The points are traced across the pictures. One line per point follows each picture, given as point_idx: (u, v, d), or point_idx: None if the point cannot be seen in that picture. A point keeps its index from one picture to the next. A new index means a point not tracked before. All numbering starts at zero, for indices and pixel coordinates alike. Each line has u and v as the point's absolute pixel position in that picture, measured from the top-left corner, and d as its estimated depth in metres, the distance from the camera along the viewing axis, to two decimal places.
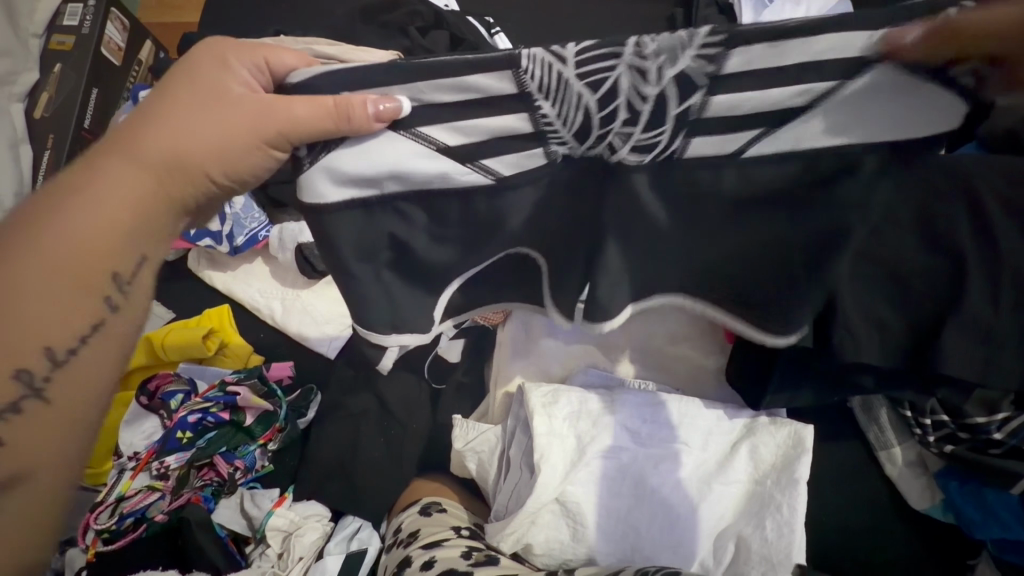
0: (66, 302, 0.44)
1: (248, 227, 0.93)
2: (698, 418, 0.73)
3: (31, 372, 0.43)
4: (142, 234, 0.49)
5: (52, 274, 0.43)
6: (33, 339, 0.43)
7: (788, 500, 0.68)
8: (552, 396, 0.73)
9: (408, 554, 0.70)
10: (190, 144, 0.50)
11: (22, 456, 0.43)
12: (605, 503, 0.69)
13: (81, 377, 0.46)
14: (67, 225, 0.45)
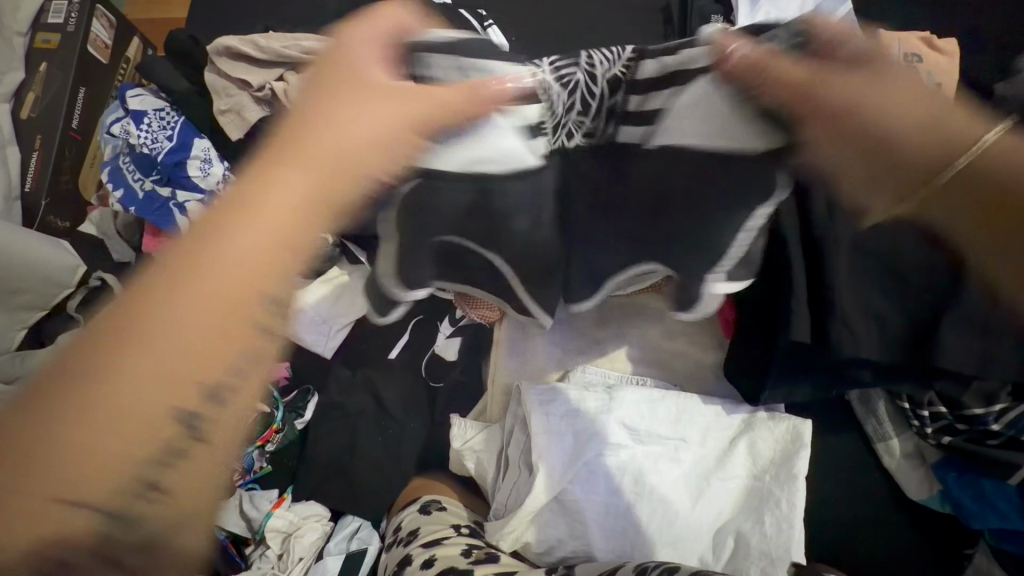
0: (219, 334, 0.38)
1: None
2: (697, 414, 0.73)
3: (189, 410, 0.37)
4: (305, 250, 0.42)
5: (208, 299, 0.38)
6: (193, 377, 0.37)
7: (786, 494, 0.68)
8: (551, 394, 0.72)
9: (408, 553, 0.70)
10: (350, 142, 0.44)
11: (177, 504, 0.36)
12: (604, 502, 0.68)
13: (236, 405, 0.39)
14: (220, 246, 0.38)
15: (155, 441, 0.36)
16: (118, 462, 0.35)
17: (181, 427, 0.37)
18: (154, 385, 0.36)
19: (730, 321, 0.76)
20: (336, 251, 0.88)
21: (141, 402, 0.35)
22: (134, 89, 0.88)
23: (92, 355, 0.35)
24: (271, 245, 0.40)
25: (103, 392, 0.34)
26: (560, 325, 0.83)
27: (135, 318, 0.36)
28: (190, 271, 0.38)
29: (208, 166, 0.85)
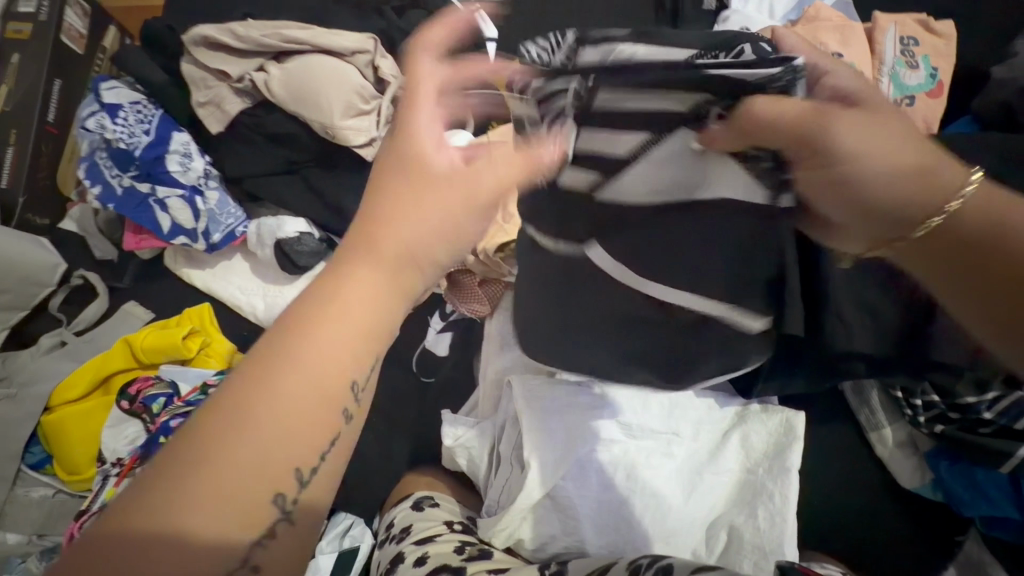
0: (308, 426, 0.37)
1: (224, 223, 0.88)
2: (689, 407, 0.72)
3: (284, 494, 0.36)
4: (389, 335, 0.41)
5: (299, 406, 0.36)
6: (284, 470, 0.36)
7: (779, 488, 0.67)
8: (542, 390, 0.72)
9: (401, 550, 0.69)
10: (427, 227, 0.43)
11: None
12: (596, 497, 0.68)
13: (321, 486, 0.38)
14: (309, 348, 0.37)
15: (246, 528, 0.35)
16: (225, 540, 0.34)
17: (274, 511, 0.36)
18: (256, 475, 0.35)
19: None
20: (322, 245, 0.89)
21: (219, 515, 0.33)
22: (108, 81, 0.85)
23: (208, 445, 0.34)
24: (354, 348, 0.38)
25: (221, 477, 0.33)
26: None
27: (233, 411, 0.35)
28: (285, 363, 0.36)
29: (188, 161, 0.85)
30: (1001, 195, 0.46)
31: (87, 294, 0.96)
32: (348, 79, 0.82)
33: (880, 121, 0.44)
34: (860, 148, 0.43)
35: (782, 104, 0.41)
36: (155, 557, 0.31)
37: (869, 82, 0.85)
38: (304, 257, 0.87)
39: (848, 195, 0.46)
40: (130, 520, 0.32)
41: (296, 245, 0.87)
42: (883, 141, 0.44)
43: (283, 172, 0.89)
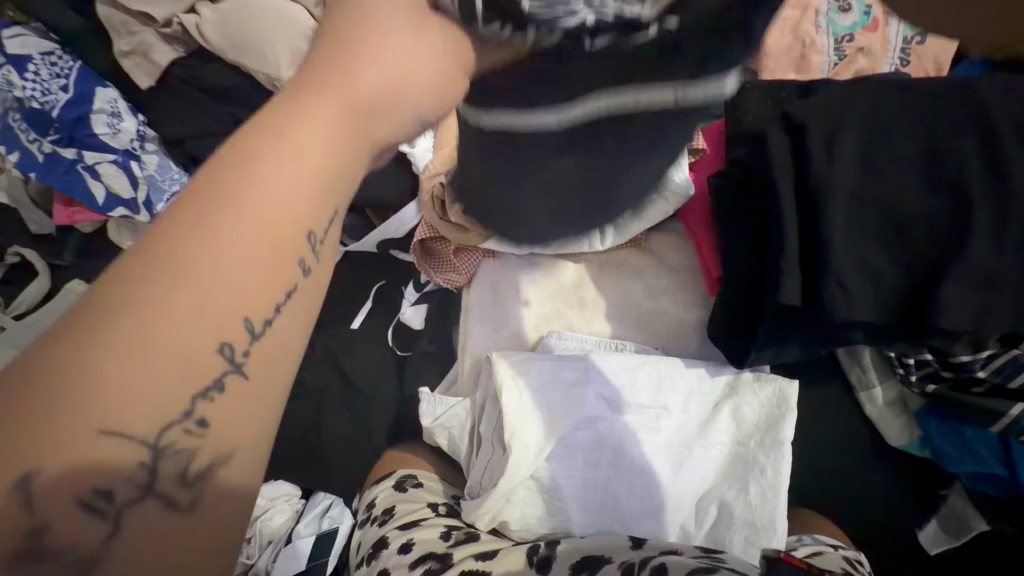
0: (258, 276, 0.32)
1: (167, 190, 0.78)
2: (677, 380, 0.69)
3: (232, 346, 0.32)
4: (342, 190, 0.35)
5: (231, 259, 0.31)
6: (234, 315, 0.32)
7: (772, 462, 0.65)
8: (522, 366, 0.67)
9: (384, 534, 0.65)
10: (370, 76, 0.34)
11: (219, 441, 0.32)
12: (583, 477, 0.65)
13: (282, 344, 0.34)
14: (242, 194, 0.31)
15: (187, 381, 0.30)
16: (139, 412, 0.29)
17: (222, 363, 0.32)
18: (195, 322, 0.30)
19: (713, 275, 0.73)
20: None
21: (120, 381, 0.28)
22: (8, 26, 0.73)
23: (124, 293, 0.29)
24: (298, 200, 0.33)
25: (154, 323, 0.29)
26: (539, 287, 0.78)
27: (164, 251, 0.30)
28: (230, 196, 0.31)
29: (117, 121, 0.75)
30: None
31: (26, 272, 0.88)
32: (292, 22, 0.71)
33: None
34: None
35: None
36: (70, 413, 0.27)
37: (880, 18, 0.77)
38: None
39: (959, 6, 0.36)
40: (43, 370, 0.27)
41: None
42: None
43: (230, 132, 0.79)
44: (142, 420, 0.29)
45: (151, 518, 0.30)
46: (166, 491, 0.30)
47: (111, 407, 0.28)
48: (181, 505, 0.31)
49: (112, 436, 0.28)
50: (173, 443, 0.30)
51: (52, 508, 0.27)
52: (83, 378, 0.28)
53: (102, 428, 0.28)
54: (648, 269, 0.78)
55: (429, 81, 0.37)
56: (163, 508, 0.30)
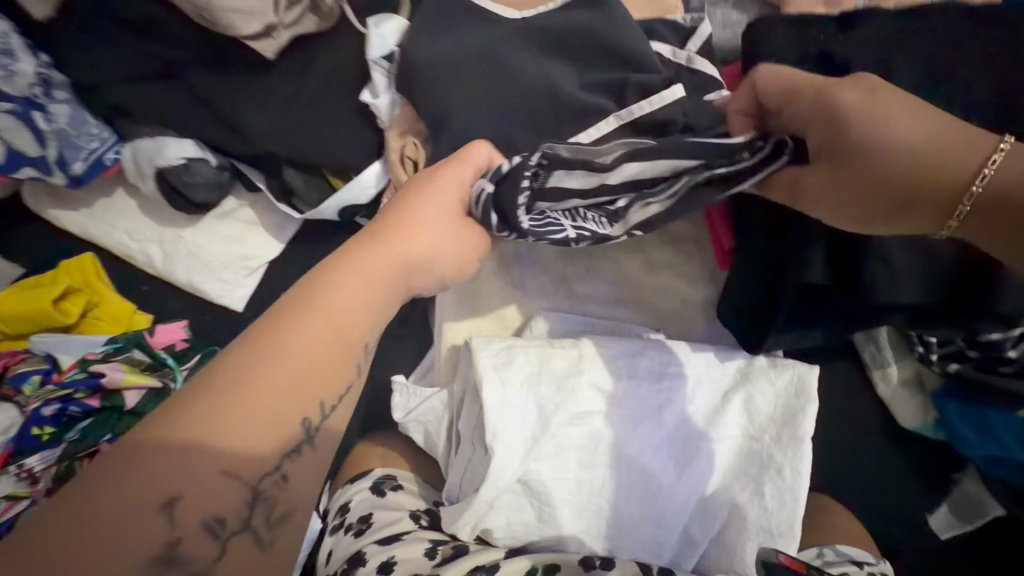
0: (326, 371, 0.43)
1: (84, 147, 0.67)
2: (682, 366, 0.60)
3: (309, 422, 0.43)
4: (383, 316, 0.49)
5: (314, 359, 0.43)
6: (311, 400, 0.42)
7: (790, 461, 0.57)
8: (506, 354, 0.58)
9: (361, 548, 0.57)
10: (426, 239, 0.50)
11: (299, 495, 0.42)
12: (575, 479, 0.57)
13: (337, 420, 0.45)
14: (321, 319, 0.44)
15: (279, 442, 0.41)
16: (255, 454, 0.39)
17: (302, 434, 0.42)
18: (287, 403, 0.41)
19: (724, 247, 0.63)
20: (223, 177, 0.70)
21: (236, 432, 0.39)
22: None
23: (243, 369, 0.40)
24: (359, 324, 0.46)
25: (261, 400, 0.40)
26: (527, 266, 0.69)
27: (270, 347, 0.42)
28: (315, 314, 0.44)
29: (10, 62, 0.62)
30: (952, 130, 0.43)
31: None
32: None
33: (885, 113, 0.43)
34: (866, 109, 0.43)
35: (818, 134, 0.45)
36: (209, 453, 0.37)
37: None
38: (202, 193, 0.69)
39: (847, 170, 0.44)
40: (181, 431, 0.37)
41: (189, 177, 0.68)
42: (838, 181, 0.44)
43: (157, 77, 0.65)
44: (254, 466, 0.39)
45: (243, 551, 0.39)
46: (256, 529, 0.40)
47: (233, 451, 0.38)
48: (263, 542, 0.40)
49: (229, 475, 0.38)
50: (265, 482, 0.40)
51: (183, 532, 0.36)
52: (210, 435, 0.38)
53: (223, 469, 0.38)
54: (648, 240, 0.69)
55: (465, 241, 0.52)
56: (249, 543, 0.39)
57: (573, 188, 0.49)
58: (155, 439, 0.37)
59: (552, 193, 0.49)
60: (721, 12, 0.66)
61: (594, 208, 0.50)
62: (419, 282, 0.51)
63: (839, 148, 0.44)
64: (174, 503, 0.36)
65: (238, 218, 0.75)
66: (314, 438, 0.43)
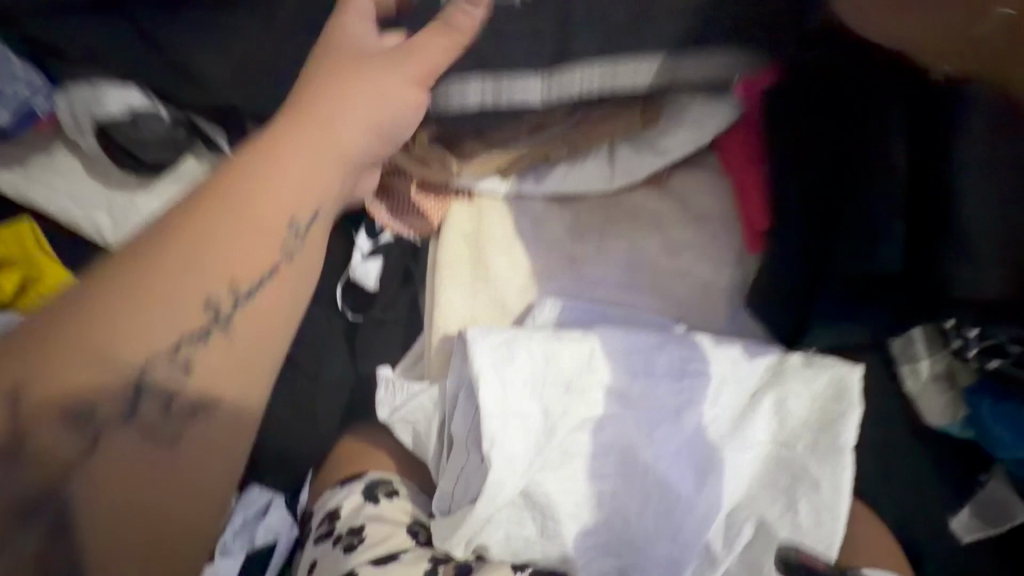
0: (240, 254, 0.46)
1: (11, 95, 0.57)
2: (706, 364, 0.53)
3: (216, 306, 0.45)
4: (313, 205, 0.49)
5: (240, 234, 0.46)
6: (222, 280, 0.45)
7: (828, 475, 0.51)
8: (507, 349, 0.50)
9: (353, 568, 0.52)
10: (341, 128, 0.49)
11: (209, 385, 0.45)
12: (583, 490, 0.50)
13: (256, 315, 0.47)
14: (241, 207, 0.46)
15: (183, 323, 0.44)
16: (133, 346, 0.42)
17: (206, 319, 0.45)
18: (193, 283, 0.44)
19: (757, 228, 0.55)
20: (181, 133, 0.60)
21: (114, 327, 0.42)
22: None
23: (142, 263, 0.43)
24: (289, 207, 0.48)
25: (150, 288, 0.43)
26: (531, 243, 0.62)
27: (188, 227, 0.45)
28: (230, 209, 0.46)
29: None
30: None
31: None
32: None
33: None
34: None
35: None
36: (113, 332, 0.42)
37: None
38: (155, 150, 0.59)
39: None
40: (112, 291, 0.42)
41: (139, 132, 0.58)
42: None
43: (103, 14, 0.56)
44: (136, 350, 0.42)
45: (176, 382, 0.44)
46: (173, 397, 0.44)
47: (117, 341, 0.42)
48: (167, 438, 0.44)
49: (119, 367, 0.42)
50: (153, 372, 0.43)
51: (106, 383, 0.42)
52: (113, 316, 0.42)
53: (136, 339, 0.42)
54: (668, 216, 0.61)
55: (386, 125, 0.51)
56: (183, 399, 0.44)
57: None
58: (95, 295, 0.42)
59: None
60: None
61: None
62: (341, 164, 0.50)
63: None
64: (94, 359, 0.41)
65: (195, 179, 0.64)
66: (222, 322, 0.45)
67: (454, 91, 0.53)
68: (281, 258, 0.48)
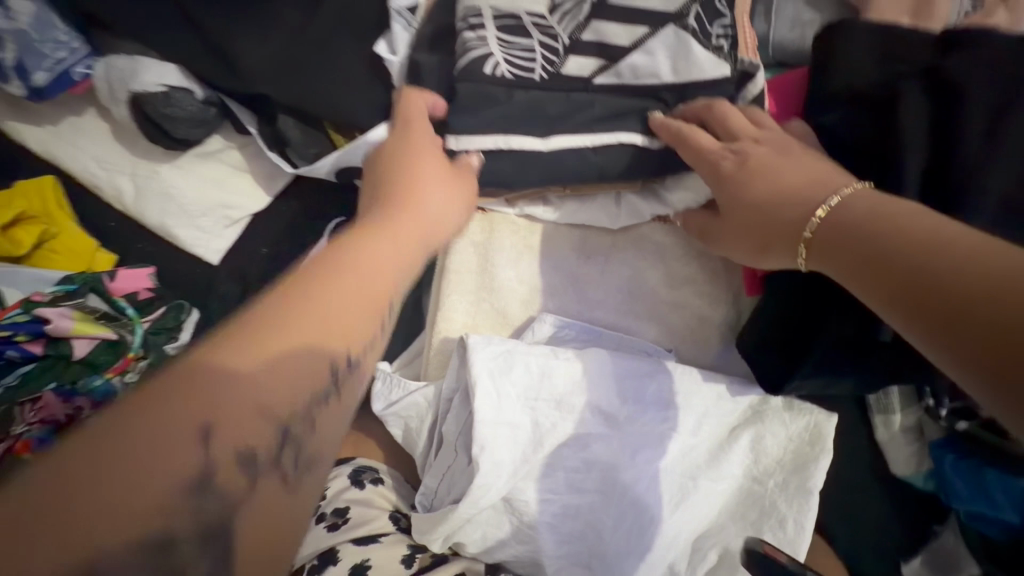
0: (358, 318, 0.39)
1: (48, 56, 0.58)
2: (693, 396, 0.56)
3: (338, 370, 0.37)
4: (406, 285, 0.45)
5: (352, 303, 0.39)
6: (341, 348, 0.37)
7: (795, 513, 0.54)
8: (505, 360, 0.53)
9: (334, 546, 0.55)
10: (428, 212, 0.50)
11: (323, 444, 0.36)
12: (563, 502, 0.53)
13: (360, 381, 0.39)
14: (354, 275, 0.40)
15: (309, 386, 0.35)
16: (274, 397, 0.33)
17: (331, 381, 0.36)
18: (317, 346, 0.36)
19: (757, 273, 0.57)
20: (210, 115, 0.61)
21: (261, 376, 0.33)
22: None
23: (267, 316, 0.35)
24: (391, 284, 0.43)
25: (293, 341, 0.35)
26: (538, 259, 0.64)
27: (298, 290, 0.37)
28: (349, 271, 0.40)
29: None
30: (947, 228, 0.37)
31: None
32: None
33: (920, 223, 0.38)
34: (875, 217, 0.41)
35: (857, 207, 0.42)
36: (232, 387, 0.32)
37: None
38: (184, 128, 0.61)
39: (846, 240, 0.41)
40: (223, 356, 0.32)
41: (169, 111, 0.59)
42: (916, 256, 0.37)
43: None
44: (252, 429, 0.32)
45: (270, 489, 0.33)
46: (284, 465, 0.34)
47: (268, 385, 0.33)
48: (290, 482, 0.34)
49: (259, 406, 0.33)
50: (296, 424, 0.34)
51: (217, 466, 0.30)
52: (238, 371, 0.32)
53: (258, 398, 0.33)
54: (672, 251, 0.63)
55: (455, 213, 0.52)
56: (277, 487, 0.33)
57: (554, 34, 0.54)
58: (208, 352, 0.32)
59: (539, 28, 0.54)
60: (792, 7, 0.64)
61: (577, 40, 0.54)
62: (425, 251, 0.48)
63: (880, 230, 0.40)
64: (211, 434, 0.30)
65: (223, 159, 0.67)
66: (341, 386, 0.37)
67: (468, 141, 0.53)
68: (384, 332, 0.41)
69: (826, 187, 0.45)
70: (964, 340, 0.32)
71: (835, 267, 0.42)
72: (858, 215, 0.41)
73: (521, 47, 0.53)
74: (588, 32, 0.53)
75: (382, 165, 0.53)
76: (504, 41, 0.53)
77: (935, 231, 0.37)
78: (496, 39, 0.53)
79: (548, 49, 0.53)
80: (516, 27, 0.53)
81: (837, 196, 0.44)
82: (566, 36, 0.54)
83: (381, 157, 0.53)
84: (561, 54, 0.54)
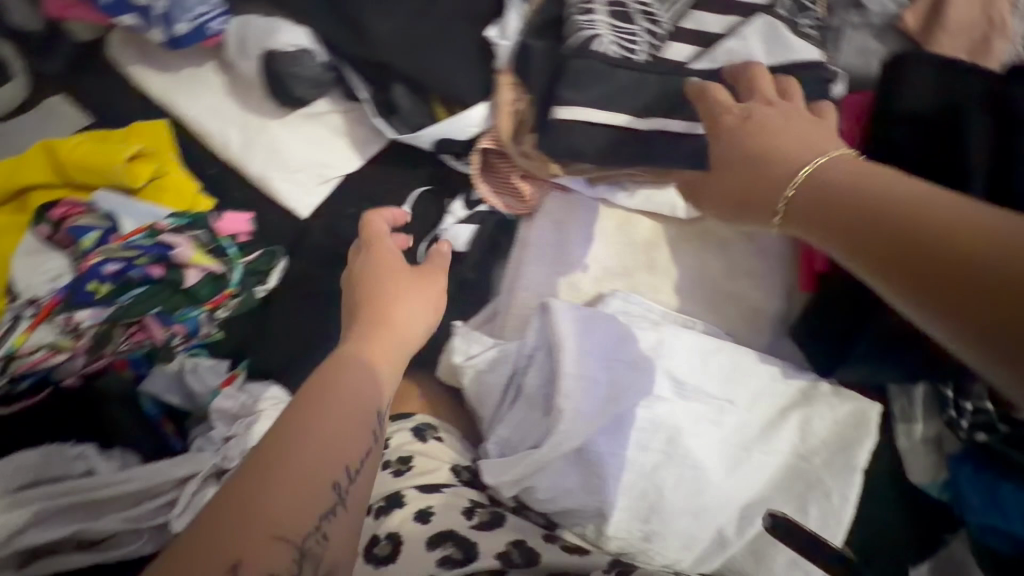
0: (346, 427, 0.45)
1: (190, 9, 0.63)
2: (751, 375, 0.61)
3: (340, 485, 0.44)
4: (387, 385, 0.51)
5: (339, 417, 0.45)
6: (339, 464, 0.44)
7: (840, 488, 0.59)
8: (589, 321, 0.59)
9: (400, 490, 0.58)
10: (405, 316, 0.56)
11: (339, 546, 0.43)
12: (628, 458, 0.57)
13: (362, 486, 0.46)
14: (340, 393, 0.47)
15: (318, 506, 0.42)
16: (290, 524, 0.40)
17: (337, 495, 0.43)
18: (318, 461, 0.42)
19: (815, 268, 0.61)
20: (327, 76, 0.67)
21: (273, 501, 0.39)
22: None
23: (277, 442, 0.42)
24: (371, 392, 0.49)
25: (290, 459, 0.41)
26: (612, 241, 0.69)
27: (291, 418, 0.44)
28: (332, 389, 0.46)
29: None
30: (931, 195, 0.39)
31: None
32: None
33: (907, 192, 0.40)
34: (860, 186, 0.42)
35: (840, 172, 0.44)
36: (255, 518, 0.38)
37: None
38: (302, 86, 0.66)
39: (842, 205, 0.42)
40: (237, 490, 0.40)
41: (293, 68, 0.65)
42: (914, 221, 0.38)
43: None
44: (273, 555, 0.39)
45: None
46: None
47: (282, 518, 0.40)
48: None
49: (281, 540, 0.39)
50: (310, 542, 0.41)
51: None
52: (253, 505, 0.39)
53: (278, 534, 0.39)
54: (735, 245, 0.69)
55: (432, 312, 0.59)
56: None
57: (659, 21, 0.61)
58: (231, 489, 0.39)
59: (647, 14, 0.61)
60: (860, 37, 0.70)
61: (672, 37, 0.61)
62: (401, 350, 0.54)
63: (870, 204, 0.41)
64: (239, 567, 0.37)
65: (325, 122, 0.73)
66: (345, 498, 0.44)
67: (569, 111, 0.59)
68: (371, 439, 0.47)
69: (817, 154, 0.47)
70: (979, 308, 0.34)
71: (826, 238, 0.43)
72: (845, 185, 0.43)
73: (627, 35, 0.60)
74: (688, 20, 0.61)
75: (359, 278, 0.57)
76: (614, 24, 0.60)
77: (922, 201, 0.39)
78: (607, 24, 0.60)
79: (654, 33, 0.61)
80: (626, 11, 0.60)
81: (813, 163, 0.45)
82: (669, 24, 0.61)
83: (360, 269, 0.58)
84: (663, 41, 0.61)
